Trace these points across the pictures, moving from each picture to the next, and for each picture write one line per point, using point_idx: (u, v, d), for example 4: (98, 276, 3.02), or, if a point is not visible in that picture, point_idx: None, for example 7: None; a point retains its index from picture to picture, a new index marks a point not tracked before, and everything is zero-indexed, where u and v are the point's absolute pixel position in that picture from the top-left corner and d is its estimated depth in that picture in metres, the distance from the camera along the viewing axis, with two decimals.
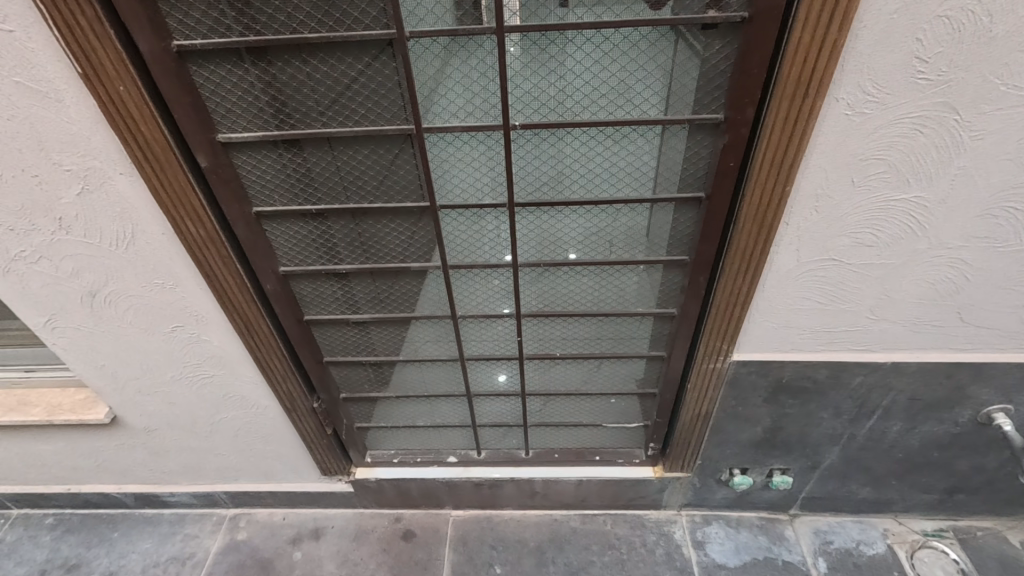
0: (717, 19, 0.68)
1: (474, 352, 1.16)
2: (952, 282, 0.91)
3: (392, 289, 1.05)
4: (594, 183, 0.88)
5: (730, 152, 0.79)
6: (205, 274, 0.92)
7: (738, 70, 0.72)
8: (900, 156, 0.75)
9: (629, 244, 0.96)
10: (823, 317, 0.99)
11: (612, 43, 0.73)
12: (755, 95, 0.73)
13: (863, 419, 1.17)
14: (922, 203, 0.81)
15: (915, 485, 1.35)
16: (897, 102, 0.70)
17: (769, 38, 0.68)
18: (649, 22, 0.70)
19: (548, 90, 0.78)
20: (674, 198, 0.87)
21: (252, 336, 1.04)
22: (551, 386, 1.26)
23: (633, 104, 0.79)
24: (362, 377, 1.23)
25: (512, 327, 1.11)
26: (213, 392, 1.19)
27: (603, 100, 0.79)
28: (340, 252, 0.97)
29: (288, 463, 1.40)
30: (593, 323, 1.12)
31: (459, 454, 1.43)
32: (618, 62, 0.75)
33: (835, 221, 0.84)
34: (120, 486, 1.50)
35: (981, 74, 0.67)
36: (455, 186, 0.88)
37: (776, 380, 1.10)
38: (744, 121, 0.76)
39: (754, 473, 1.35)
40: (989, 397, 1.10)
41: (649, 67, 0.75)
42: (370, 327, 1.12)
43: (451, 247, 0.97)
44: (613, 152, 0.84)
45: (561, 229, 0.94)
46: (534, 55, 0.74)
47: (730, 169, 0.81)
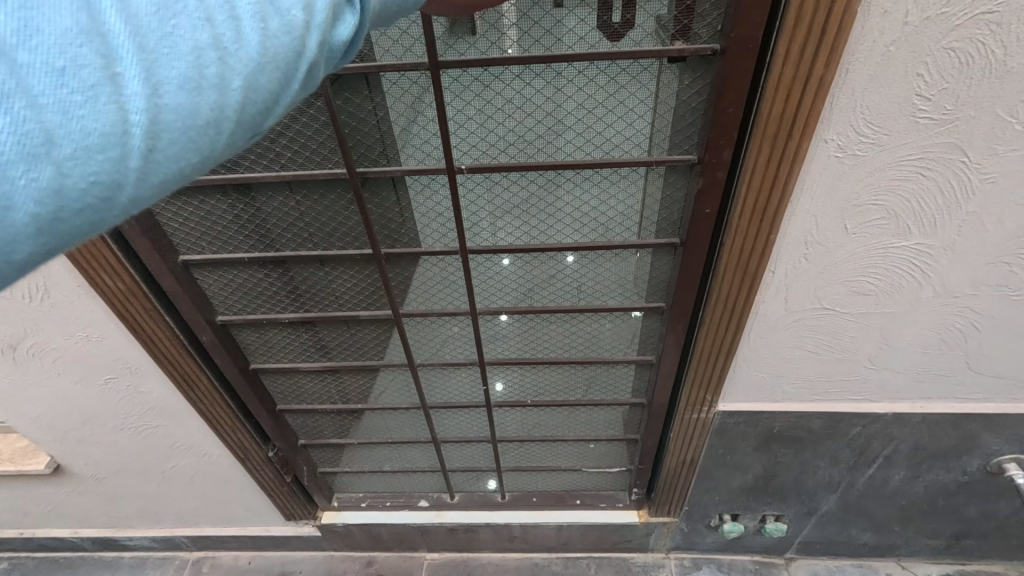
0: (684, 51, 0.60)
1: (438, 400, 1.10)
2: (959, 331, 0.82)
3: (348, 337, 0.98)
4: (556, 228, 0.80)
5: (706, 198, 0.70)
6: (132, 329, 0.83)
7: (712, 108, 0.63)
8: (899, 201, 0.66)
9: (604, 289, 0.89)
10: (816, 367, 0.89)
11: (567, 78, 0.65)
12: (732, 136, 0.64)
13: (862, 468, 1.08)
14: (925, 250, 0.71)
15: (919, 531, 1.26)
16: (895, 143, 0.60)
17: (748, 73, 0.59)
18: (607, 55, 0.62)
19: (501, 128, 0.70)
20: (644, 245, 0.80)
21: (192, 388, 0.95)
22: (525, 431, 1.18)
23: (595, 144, 0.71)
24: (324, 424, 1.17)
25: (477, 374, 1.03)
26: (160, 442, 1.10)
27: (563, 138, 0.70)
28: (282, 301, 0.91)
29: (250, 507, 1.32)
30: (569, 372, 1.05)
31: (431, 498, 1.35)
32: (576, 97, 0.67)
33: (828, 270, 0.74)
34: (75, 531, 1.42)
35: (993, 111, 0.57)
36: (403, 231, 0.81)
37: (767, 429, 1.01)
38: (721, 164, 0.67)
39: (746, 519, 1.26)
40: (1000, 447, 1.00)
41: (612, 102, 0.67)
42: (335, 375, 1.06)
43: (405, 295, 0.89)
44: (574, 194, 0.76)
45: (524, 274, 0.87)
46: (478, 90, 0.67)
47: (707, 215, 0.72)
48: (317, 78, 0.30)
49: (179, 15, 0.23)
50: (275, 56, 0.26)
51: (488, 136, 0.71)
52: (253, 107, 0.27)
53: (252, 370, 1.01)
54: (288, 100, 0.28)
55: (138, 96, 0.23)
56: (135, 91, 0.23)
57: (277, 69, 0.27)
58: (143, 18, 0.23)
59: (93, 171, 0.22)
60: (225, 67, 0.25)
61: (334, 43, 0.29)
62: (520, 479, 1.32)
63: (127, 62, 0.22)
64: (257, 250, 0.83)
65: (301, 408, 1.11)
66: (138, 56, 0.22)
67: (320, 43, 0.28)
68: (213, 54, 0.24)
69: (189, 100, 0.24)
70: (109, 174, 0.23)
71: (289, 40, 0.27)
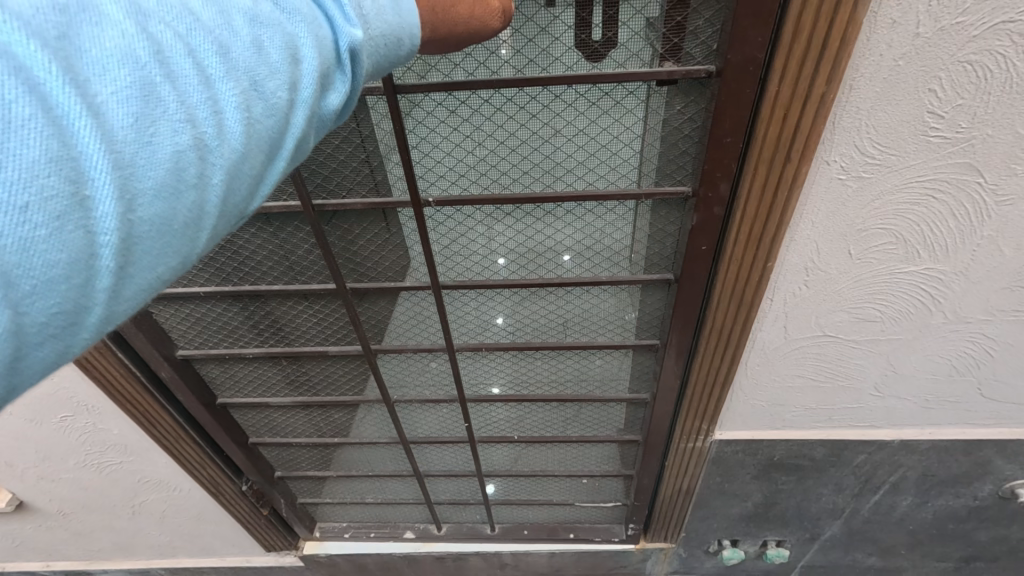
0: (675, 74, 0.55)
1: (419, 433, 1.06)
2: (973, 358, 0.76)
3: (320, 374, 0.95)
4: (536, 262, 0.75)
5: (700, 235, 0.65)
6: (83, 366, 0.78)
7: (707, 137, 0.57)
8: (908, 225, 0.60)
9: (592, 325, 0.84)
10: (818, 395, 0.84)
11: (545, 103, 0.59)
12: (728, 168, 0.58)
13: (868, 494, 1.02)
14: (935, 276, 0.65)
15: (927, 554, 1.20)
16: (905, 164, 0.55)
17: (748, 97, 0.53)
18: (588, 77, 0.56)
19: (471, 157, 0.64)
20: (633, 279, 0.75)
21: (155, 424, 0.90)
22: (512, 463, 1.14)
23: (576, 173, 0.65)
24: (302, 457, 1.12)
25: (459, 410, 1.00)
26: (127, 477, 1.04)
27: (542, 167, 0.65)
28: (244, 334, 0.86)
29: (228, 539, 1.26)
30: (553, 409, 1.01)
31: (417, 528, 1.30)
32: (554, 123, 0.60)
33: (831, 297, 0.69)
34: (47, 564, 1.35)
35: (1012, 130, 0.51)
36: (367, 264, 0.76)
37: (767, 458, 0.95)
38: (718, 199, 0.61)
39: (746, 545, 1.20)
40: (1013, 473, 0.95)
41: (595, 129, 0.61)
42: (312, 410, 1.02)
43: (380, 329, 0.85)
44: (555, 227, 0.71)
45: (505, 308, 0.82)
46: (444, 117, 0.61)
47: (702, 253, 0.66)
48: (303, 148, 0.28)
49: (163, 119, 0.20)
50: (260, 142, 0.24)
51: (458, 166, 0.65)
52: (240, 195, 0.24)
53: (218, 404, 0.96)
54: (275, 178, 0.26)
55: (117, 211, 0.19)
56: (110, 210, 0.19)
57: (261, 152, 0.24)
58: (119, 129, 0.19)
59: (69, 296, 0.18)
60: (211, 164, 0.22)
61: (323, 111, 0.27)
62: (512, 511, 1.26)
63: (107, 185, 0.19)
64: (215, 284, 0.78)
65: (276, 442, 1.07)
66: (113, 172, 0.19)
67: (306, 117, 0.26)
68: (194, 156, 0.21)
69: (169, 209, 0.21)
70: (75, 300, 0.18)
71: (275, 122, 0.24)
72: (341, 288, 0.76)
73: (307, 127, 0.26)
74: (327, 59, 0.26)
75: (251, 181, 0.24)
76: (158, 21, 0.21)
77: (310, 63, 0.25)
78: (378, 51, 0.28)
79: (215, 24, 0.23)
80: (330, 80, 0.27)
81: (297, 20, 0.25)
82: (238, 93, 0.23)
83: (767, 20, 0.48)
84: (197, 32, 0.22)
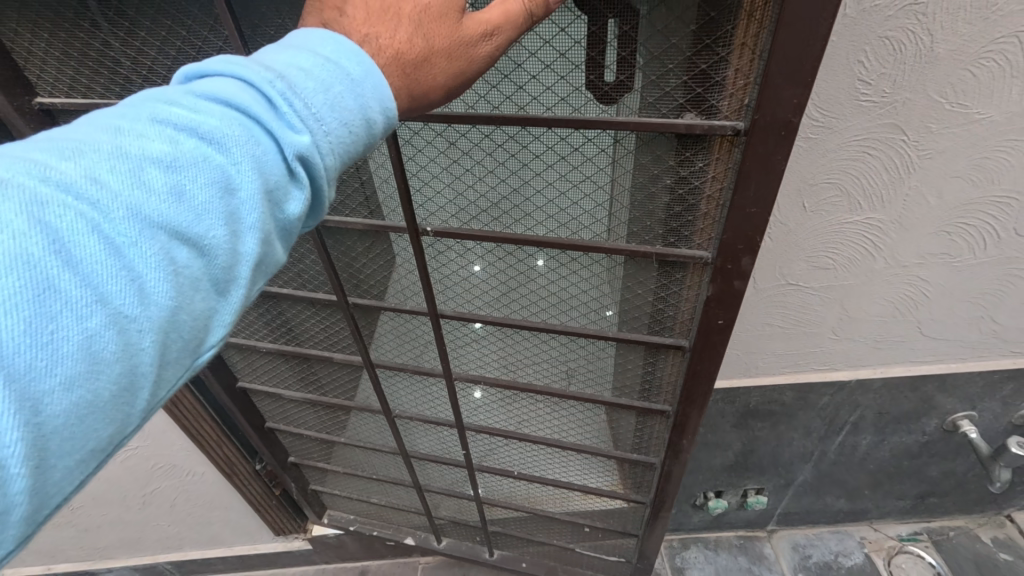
0: (703, 128, 0.57)
1: (419, 451, 1.13)
2: (911, 300, 0.88)
3: (324, 375, 1.01)
4: (545, 306, 0.81)
5: (719, 306, 0.72)
6: None
7: (732, 204, 0.61)
8: (851, 179, 0.71)
9: (593, 379, 0.92)
10: (786, 342, 0.95)
11: (554, 149, 0.63)
12: (749, 238, 0.64)
13: (833, 436, 1.14)
14: (876, 224, 0.77)
15: (888, 493, 1.33)
16: (843, 126, 0.66)
17: (775, 161, 0.56)
18: (599, 122, 0.58)
19: (472, 190, 0.69)
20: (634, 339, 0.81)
21: (177, 401, 0.95)
22: (511, 496, 1.21)
23: (578, 220, 0.69)
24: (311, 448, 1.17)
25: (456, 437, 1.08)
26: (141, 463, 1.07)
27: (545, 211, 0.69)
28: (259, 330, 0.93)
29: (238, 526, 1.29)
30: (553, 454, 1.09)
31: (417, 537, 1.34)
32: (558, 167, 0.64)
33: (793, 247, 0.80)
34: (49, 567, 1.35)
35: (925, 93, 0.63)
36: (366, 281, 0.83)
37: (744, 405, 1.06)
38: (737, 271, 0.68)
39: (729, 496, 1.31)
40: (954, 406, 1.08)
41: (603, 179, 0.65)
42: (319, 408, 1.07)
43: (381, 349, 0.94)
44: (564, 274, 0.77)
45: (506, 340, 0.89)
46: (440, 147, 0.65)
47: (716, 320, 0.74)
48: (273, 251, 0.33)
49: (66, 310, 0.25)
50: (195, 283, 0.29)
51: (456, 199, 0.70)
52: (190, 333, 0.30)
53: (239, 390, 1.02)
54: (221, 304, 0.31)
55: (21, 421, 0.24)
56: (15, 420, 0.24)
57: (201, 293, 0.30)
58: (16, 340, 0.24)
59: None
60: (130, 333, 0.27)
61: (282, 219, 0.33)
62: (512, 543, 1.32)
63: (5, 402, 0.23)
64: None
65: (290, 431, 1.12)
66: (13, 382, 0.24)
67: (251, 242, 0.31)
68: (109, 332, 0.26)
69: (85, 389, 0.26)
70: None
71: (201, 266, 0.29)
72: (343, 301, 0.81)
73: (260, 247, 0.31)
74: (271, 176, 0.31)
75: (200, 316, 0.30)
76: (58, 209, 0.26)
77: (247, 192, 0.30)
78: (341, 141, 0.33)
79: (128, 189, 0.27)
80: (286, 191, 0.32)
81: (224, 152, 0.30)
82: (158, 250, 0.28)
83: (802, 81, 0.50)
84: (109, 204, 0.27)
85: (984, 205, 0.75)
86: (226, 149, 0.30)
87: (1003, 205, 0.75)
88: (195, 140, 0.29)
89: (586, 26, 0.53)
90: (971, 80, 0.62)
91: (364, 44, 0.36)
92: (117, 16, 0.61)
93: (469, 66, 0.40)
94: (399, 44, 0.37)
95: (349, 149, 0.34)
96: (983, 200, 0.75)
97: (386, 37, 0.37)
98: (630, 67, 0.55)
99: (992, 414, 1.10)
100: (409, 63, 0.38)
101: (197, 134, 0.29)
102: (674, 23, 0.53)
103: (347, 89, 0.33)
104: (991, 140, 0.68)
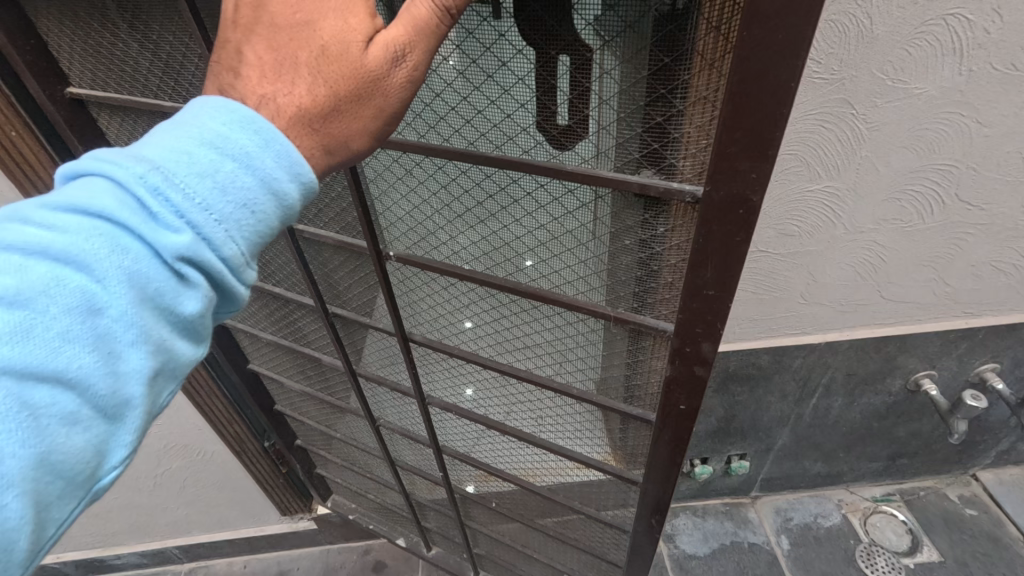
0: (656, 187, 0.53)
1: (405, 462, 1.15)
2: (870, 263, 0.97)
3: (320, 372, 1.03)
4: (510, 346, 0.82)
5: (677, 384, 0.68)
6: None
7: (688, 281, 0.57)
8: (809, 150, 0.80)
9: (563, 429, 0.93)
10: (759, 306, 1.03)
11: (509, 190, 0.63)
12: (707, 318, 0.60)
13: (807, 399, 1.23)
14: (835, 193, 0.86)
15: (862, 455, 1.42)
16: (798, 101, 0.74)
17: (731, 239, 0.52)
18: (544, 167, 0.56)
19: (431, 218, 0.70)
20: (596, 403, 0.80)
21: (193, 381, 1.01)
22: (495, 531, 1.22)
23: (537, 265, 0.68)
24: (314, 436, 1.22)
25: (435, 460, 1.09)
26: (154, 444, 1.12)
27: (503, 250, 0.69)
28: (263, 322, 0.98)
29: (245, 508, 1.34)
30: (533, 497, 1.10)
31: (409, 540, 1.38)
32: (515, 209, 0.64)
33: (761, 214, 0.88)
34: (57, 556, 1.38)
35: (868, 71, 0.72)
36: (345, 294, 0.86)
37: (724, 370, 1.14)
38: (696, 354, 0.64)
39: (714, 462, 1.39)
40: (915, 365, 1.17)
41: (559, 227, 0.64)
42: (313, 401, 1.11)
43: (366, 358, 0.96)
44: (528, 318, 0.77)
45: (476, 373, 0.90)
46: (401, 173, 0.67)
47: (678, 402, 0.71)
48: (172, 357, 0.34)
49: None
50: (72, 414, 0.30)
51: (417, 226, 0.72)
52: (71, 469, 0.31)
53: (249, 371, 1.08)
54: (109, 425, 0.32)
55: None
56: None
57: (78, 425, 0.31)
58: None
59: None
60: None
61: (174, 324, 0.34)
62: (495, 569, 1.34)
63: None
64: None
65: (295, 415, 1.16)
66: None
67: (131, 362, 0.32)
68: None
69: None
70: None
71: (72, 400, 0.30)
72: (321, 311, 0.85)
73: (149, 358, 0.32)
74: (144, 287, 0.31)
75: (82, 450, 0.31)
76: None
77: (116, 308, 0.31)
78: (228, 232, 0.33)
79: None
80: (173, 295, 0.33)
81: (83, 274, 0.30)
82: (14, 391, 0.28)
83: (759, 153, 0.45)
84: None
85: (927, 172, 0.84)
86: (91, 270, 0.30)
87: (944, 172, 0.84)
88: (50, 264, 0.30)
89: (531, 61, 0.52)
90: (907, 58, 0.71)
91: (260, 106, 0.36)
92: (132, 13, 0.65)
93: (386, 100, 0.39)
94: (300, 95, 0.37)
95: (252, 230, 0.35)
96: (926, 168, 0.84)
97: (286, 94, 0.37)
98: (583, 109, 0.53)
99: (950, 372, 1.19)
100: (315, 118, 0.37)
101: (50, 256, 0.30)
102: (627, 67, 0.50)
103: (240, 166, 0.34)
104: (929, 113, 0.77)
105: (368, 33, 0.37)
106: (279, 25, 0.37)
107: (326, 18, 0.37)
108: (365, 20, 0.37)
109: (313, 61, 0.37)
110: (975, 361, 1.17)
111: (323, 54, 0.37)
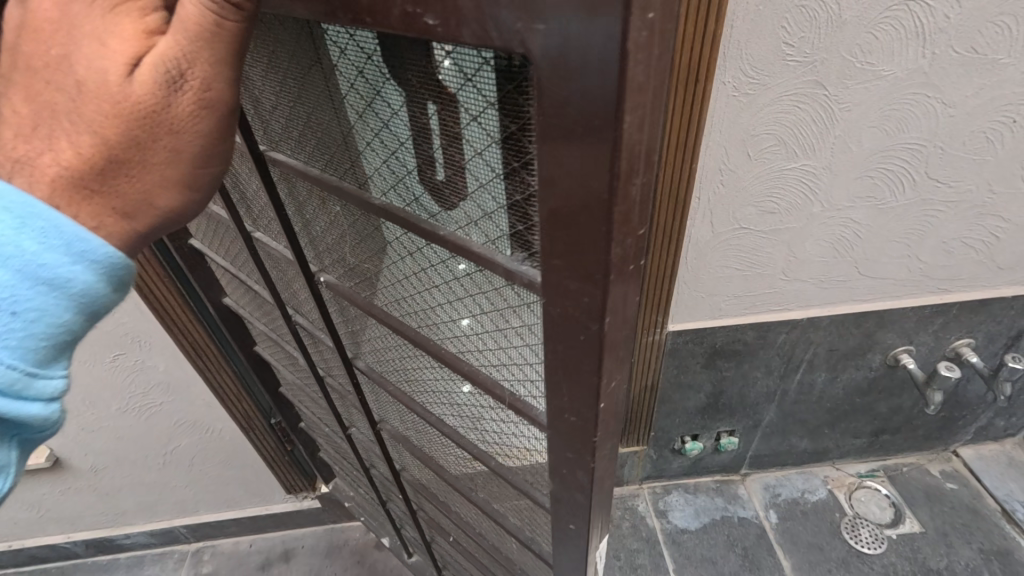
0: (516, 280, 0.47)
1: (375, 469, 1.17)
2: (847, 240, 1.03)
3: (296, 371, 1.05)
4: (436, 394, 0.81)
5: (560, 481, 0.65)
6: (157, 307, 0.94)
7: (550, 383, 0.53)
8: (785, 130, 0.85)
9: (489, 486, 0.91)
10: (744, 283, 1.08)
11: (411, 246, 0.60)
12: (574, 428, 0.56)
13: (791, 374, 1.28)
14: (811, 171, 0.91)
15: (846, 431, 1.48)
16: (774, 83, 0.80)
17: (578, 352, 0.47)
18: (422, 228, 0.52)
19: (357, 256, 0.69)
20: (506, 474, 0.79)
21: (201, 357, 1.05)
22: (447, 550, 1.26)
23: (444, 322, 0.66)
24: (314, 423, 1.23)
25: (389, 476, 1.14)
26: (164, 420, 1.16)
27: (417, 300, 0.67)
28: (253, 312, 0.99)
29: (251, 486, 1.38)
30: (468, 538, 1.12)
31: (391, 539, 1.40)
32: (419, 264, 0.61)
33: (742, 193, 0.93)
34: (68, 536, 1.42)
35: (838, 54, 0.77)
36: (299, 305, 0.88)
37: (711, 346, 1.19)
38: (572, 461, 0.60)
39: (704, 439, 1.44)
40: (894, 341, 1.23)
41: (457, 293, 0.60)
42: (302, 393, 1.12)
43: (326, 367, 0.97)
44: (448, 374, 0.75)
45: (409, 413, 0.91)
46: (321, 204, 0.65)
47: (565, 499, 0.68)
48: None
49: None
50: None
51: (345, 257, 0.71)
52: None
53: (253, 353, 1.11)
54: None
55: None
56: None
57: None
58: None
59: None
60: None
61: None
62: None
63: None
64: (219, 255, 0.92)
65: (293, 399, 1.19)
66: None
67: None
68: None
69: None
70: None
71: None
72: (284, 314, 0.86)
73: None
74: None
75: None
76: None
77: None
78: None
79: None
80: None
81: None
82: None
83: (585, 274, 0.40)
84: None
85: (897, 151, 0.90)
86: None
87: (913, 151, 0.90)
88: None
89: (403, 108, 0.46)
90: (874, 43, 0.76)
91: (16, 171, 0.35)
92: None
93: (175, 137, 0.35)
94: (76, 145, 0.35)
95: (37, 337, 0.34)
96: (896, 147, 0.89)
97: (50, 154, 0.35)
98: (454, 164, 0.47)
99: (927, 347, 1.25)
100: (87, 179, 0.35)
101: None
102: (477, 133, 0.42)
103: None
104: (897, 94, 0.83)
105: (129, 61, 0.34)
106: (36, 68, 0.35)
107: (83, 43, 0.34)
108: (124, 57, 0.34)
109: (76, 98, 0.34)
110: (951, 336, 1.23)
111: (79, 88, 0.34)
